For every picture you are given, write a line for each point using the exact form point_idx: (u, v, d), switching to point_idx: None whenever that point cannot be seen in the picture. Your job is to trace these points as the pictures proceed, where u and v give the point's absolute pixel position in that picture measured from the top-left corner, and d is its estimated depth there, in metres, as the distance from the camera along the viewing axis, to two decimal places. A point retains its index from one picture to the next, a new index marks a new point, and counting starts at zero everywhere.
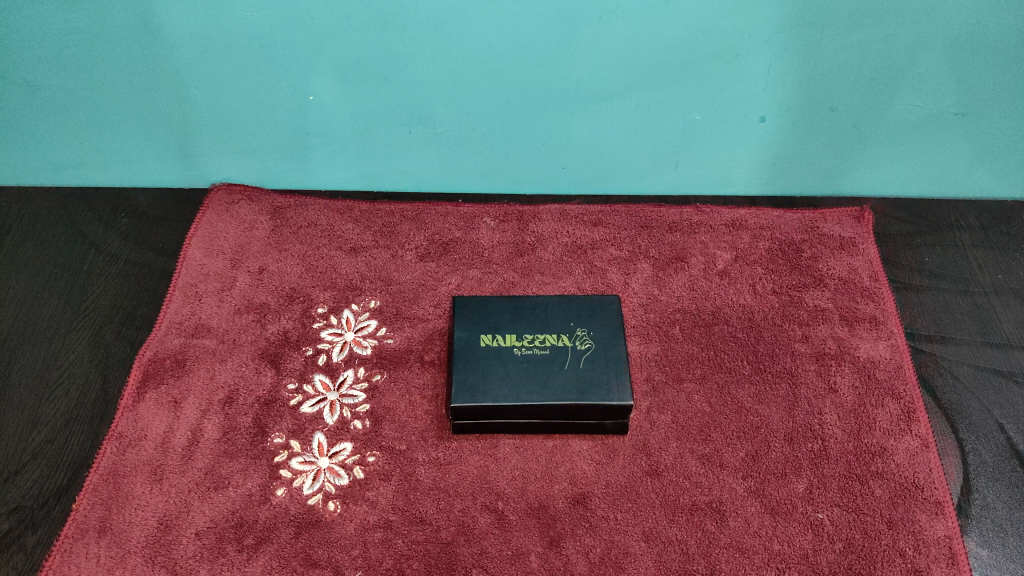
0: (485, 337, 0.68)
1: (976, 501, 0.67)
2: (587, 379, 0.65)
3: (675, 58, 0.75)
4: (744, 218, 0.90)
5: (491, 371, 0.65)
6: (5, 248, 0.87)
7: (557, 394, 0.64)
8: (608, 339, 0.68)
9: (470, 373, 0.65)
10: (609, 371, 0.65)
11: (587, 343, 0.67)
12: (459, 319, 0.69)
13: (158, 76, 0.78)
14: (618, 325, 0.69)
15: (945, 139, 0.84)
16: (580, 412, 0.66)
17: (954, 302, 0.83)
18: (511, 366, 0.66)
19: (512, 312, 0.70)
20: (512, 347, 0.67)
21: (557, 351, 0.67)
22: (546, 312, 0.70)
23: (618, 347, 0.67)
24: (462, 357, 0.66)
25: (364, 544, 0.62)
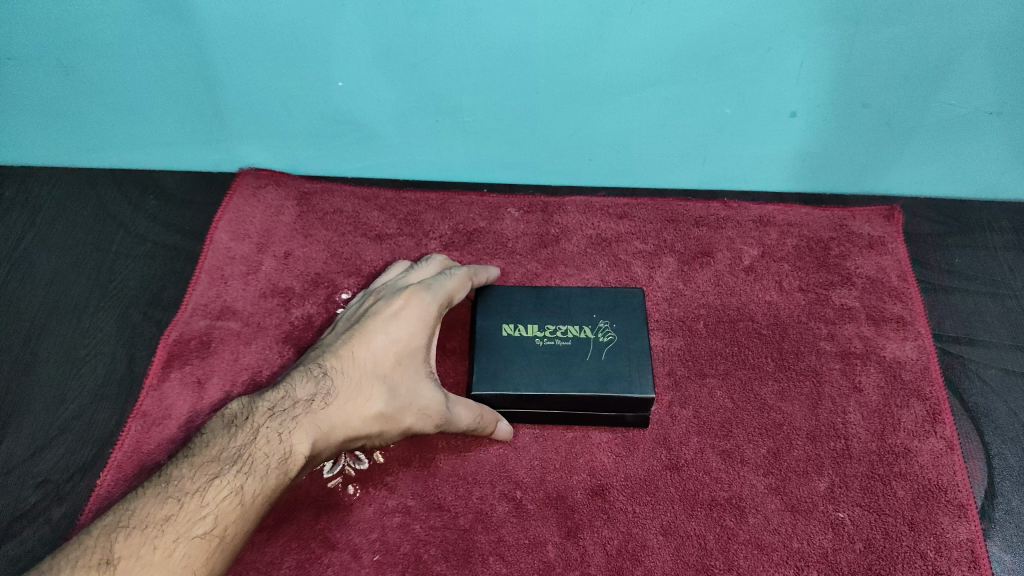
0: (508, 326, 0.68)
1: (1000, 506, 0.67)
2: (608, 370, 0.65)
3: (707, 51, 0.74)
4: (772, 214, 0.88)
5: (514, 360, 0.66)
6: (36, 226, 0.88)
7: (579, 385, 0.64)
8: (631, 332, 0.67)
9: (491, 362, 0.65)
10: (631, 364, 0.65)
11: (610, 335, 0.67)
12: (481, 308, 0.69)
13: (192, 59, 0.78)
14: (642, 318, 0.68)
15: (979, 141, 0.83)
16: (601, 404, 0.66)
17: (983, 304, 0.81)
18: (533, 357, 0.66)
19: (535, 302, 0.70)
20: (534, 338, 0.67)
21: (580, 342, 0.67)
22: (569, 302, 0.70)
23: (641, 340, 0.67)
24: (484, 346, 0.66)
25: (382, 528, 0.63)
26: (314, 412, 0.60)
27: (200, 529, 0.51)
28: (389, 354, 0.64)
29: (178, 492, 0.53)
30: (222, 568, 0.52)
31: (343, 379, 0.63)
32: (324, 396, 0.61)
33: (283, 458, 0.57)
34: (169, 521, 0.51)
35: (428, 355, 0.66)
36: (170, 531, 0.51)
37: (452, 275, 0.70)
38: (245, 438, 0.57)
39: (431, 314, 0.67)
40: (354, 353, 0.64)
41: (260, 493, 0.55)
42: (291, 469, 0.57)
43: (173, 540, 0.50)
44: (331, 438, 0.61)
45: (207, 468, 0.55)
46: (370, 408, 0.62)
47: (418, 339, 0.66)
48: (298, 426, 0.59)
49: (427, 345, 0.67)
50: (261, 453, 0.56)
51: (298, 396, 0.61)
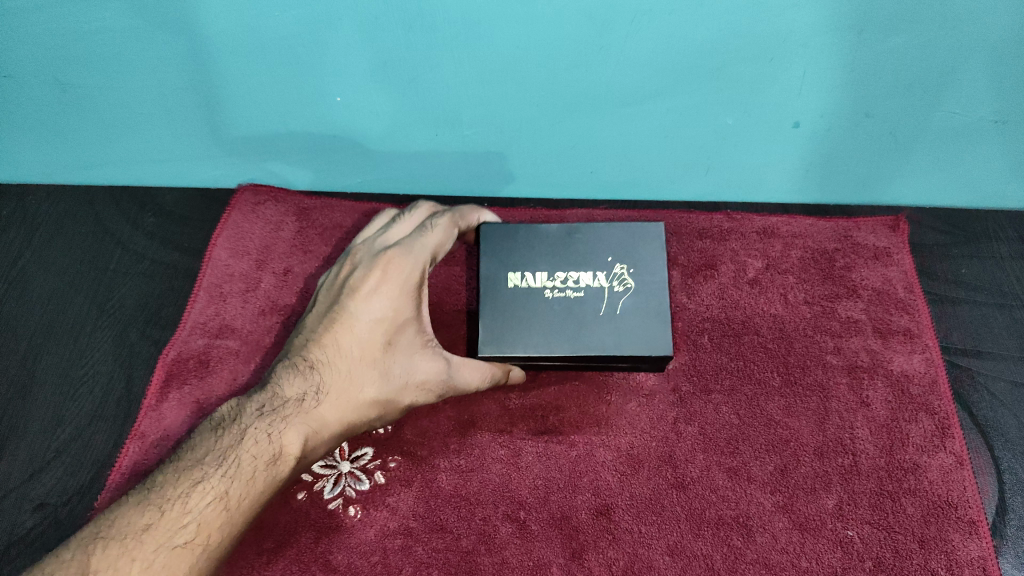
0: (514, 277, 0.68)
1: (1011, 522, 0.68)
2: (622, 327, 0.66)
3: (710, 62, 0.74)
4: (776, 225, 0.85)
5: (521, 317, 0.67)
6: (34, 245, 0.88)
7: (596, 347, 0.66)
8: (650, 280, 0.68)
9: (499, 322, 0.67)
10: (646, 318, 0.66)
11: (624, 285, 0.68)
12: (485, 251, 0.69)
13: (190, 74, 0.77)
14: (660, 263, 0.69)
15: (982, 149, 0.82)
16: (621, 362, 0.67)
17: (991, 316, 0.81)
18: (543, 312, 0.67)
19: (544, 245, 0.70)
20: (543, 290, 0.68)
21: (592, 292, 0.68)
22: (583, 245, 0.70)
23: (657, 289, 0.67)
24: (490, 299, 0.67)
25: (383, 551, 0.63)
26: (305, 411, 0.64)
27: (180, 539, 0.56)
28: (376, 335, 0.67)
29: (160, 500, 0.57)
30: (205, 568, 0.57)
31: (332, 371, 0.66)
32: (314, 392, 0.65)
33: (272, 459, 0.61)
34: (146, 531, 0.56)
35: (420, 322, 0.68)
36: (147, 541, 0.55)
37: (431, 232, 0.71)
38: (233, 439, 0.61)
39: (416, 277, 0.69)
40: (340, 343, 0.67)
41: (245, 497, 0.59)
42: (280, 470, 0.61)
43: (151, 551, 0.55)
44: (327, 432, 0.64)
45: (190, 472, 0.59)
46: (364, 396, 0.66)
47: (404, 313, 0.68)
48: (287, 426, 0.62)
49: (418, 312, 0.68)
50: (248, 455, 0.60)
51: (289, 394, 0.65)
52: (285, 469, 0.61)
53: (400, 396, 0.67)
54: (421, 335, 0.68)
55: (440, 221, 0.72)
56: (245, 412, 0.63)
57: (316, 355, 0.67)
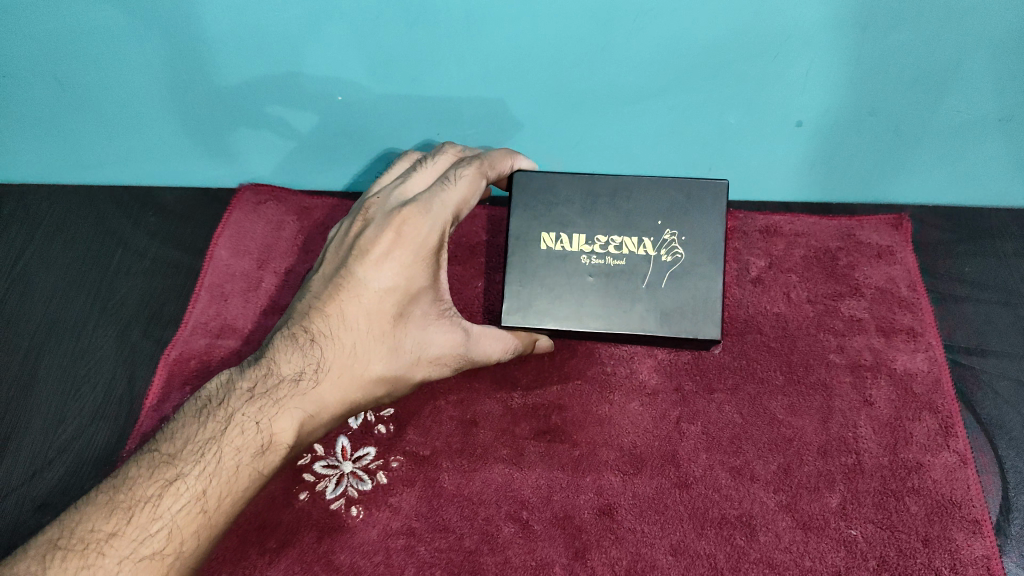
0: (549, 239, 0.67)
1: (1016, 521, 0.67)
2: (662, 304, 0.65)
3: (712, 59, 0.73)
4: (779, 224, 0.85)
5: (551, 284, 0.67)
6: (35, 244, 0.88)
7: (632, 323, 0.65)
8: (701, 252, 0.66)
9: (526, 291, 0.67)
10: (688, 295, 0.65)
11: (672, 255, 0.66)
12: (519, 206, 0.68)
13: (188, 73, 0.77)
14: (715, 229, 0.66)
15: (987, 148, 0.81)
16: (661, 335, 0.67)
17: (994, 314, 0.80)
18: (578, 279, 0.66)
19: (588, 201, 0.67)
20: (580, 255, 0.67)
21: (635, 261, 0.66)
22: (633, 204, 0.67)
23: (704, 261, 0.65)
24: (520, 260, 0.67)
25: (387, 550, 0.63)
26: (302, 393, 0.64)
27: (148, 549, 0.56)
28: (385, 309, 0.65)
29: (130, 503, 0.57)
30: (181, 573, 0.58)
31: (334, 347, 0.65)
32: (314, 370, 0.65)
33: (260, 450, 0.61)
34: (114, 538, 0.56)
35: (433, 292, 0.67)
36: (112, 553, 0.55)
37: (454, 188, 0.66)
38: (217, 429, 0.61)
39: (432, 245, 0.66)
40: (345, 316, 0.66)
41: (223, 496, 0.59)
42: (265, 461, 0.61)
43: (117, 563, 0.55)
44: (327, 410, 0.65)
45: (164, 472, 0.59)
46: (370, 372, 0.66)
47: (417, 282, 0.66)
48: (281, 412, 0.63)
49: (431, 281, 0.66)
50: (230, 449, 0.60)
51: (286, 371, 0.64)
52: (274, 458, 0.61)
53: (409, 372, 0.68)
54: (433, 307, 0.67)
55: (466, 170, 0.67)
56: (242, 393, 0.63)
57: (323, 326, 0.66)
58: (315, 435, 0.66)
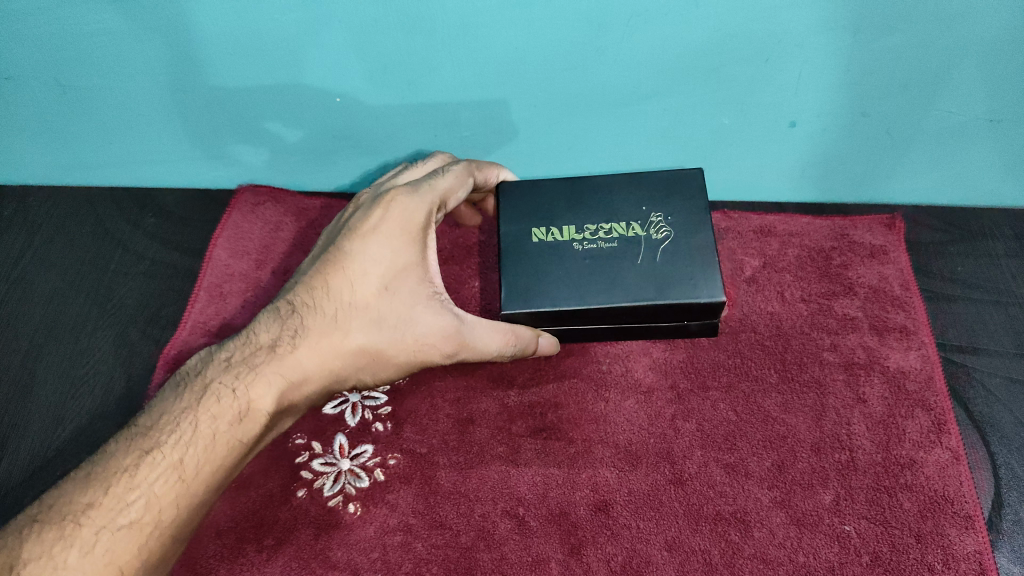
0: (538, 231, 0.71)
1: (1008, 517, 0.68)
2: (660, 275, 0.67)
3: (706, 63, 0.74)
4: (773, 223, 0.87)
5: (548, 270, 0.69)
6: (35, 245, 0.88)
7: (632, 294, 0.67)
8: (686, 227, 0.70)
9: (526, 277, 0.69)
10: (685, 263, 0.68)
11: (661, 233, 0.69)
12: (506, 209, 0.73)
13: (188, 77, 0.78)
14: (695, 206, 0.71)
15: (978, 148, 0.82)
16: (664, 313, 0.68)
17: (987, 312, 0.81)
18: (576, 263, 0.69)
19: (570, 200, 0.73)
20: (572, 242, 0.70)
21: (626, 242, 0.70)
22: (613, 200, 0.72)
23: (693, 232, 0.69)
24: (514, 253, 0.70)
25: (383, 547, 0.63)
26: (279, 359, 0.67)
27: (124, 519, 0.59)
28: (366, 283, 0.69)
29: (108, 474, 0.60)
30: (157, 545, 0.60)
31: (314, 317, 0.69)
32: (293, 338, 0.68)
33: (237, 417, 0.64)
34: (92, 508, 0.59)
35: (415, 272, 0.70)
36: (91, 521, 0.58)
37: (444, 176, 0.72)
38: (196, 396, 0.64)
39: (416, 225, 0.71)
40: (327, 289, 0.70)
41: (200, 465, 0.61)
42: (240, 428, 0.64)
43: (95, 531, 0.58)
44: (303, 380, 0.67)
45: (143, 444, 0.62)
46: (347, 345, 0.69)
47: (399, 260, 0.70)
48: (258, 377, 0.66)
49: (412, 261, 0.71)
50: (207, 416, 0.63)
51: (264, 339, 0.68)
52: (249, 425, 0.64)
53: (387, 350, 0.69)
54: (415, 287, 0.70)
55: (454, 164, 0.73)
56: (225, 359, 0.67)
57: (309, 298, 0.70)
58: (291, 413, 0.68)
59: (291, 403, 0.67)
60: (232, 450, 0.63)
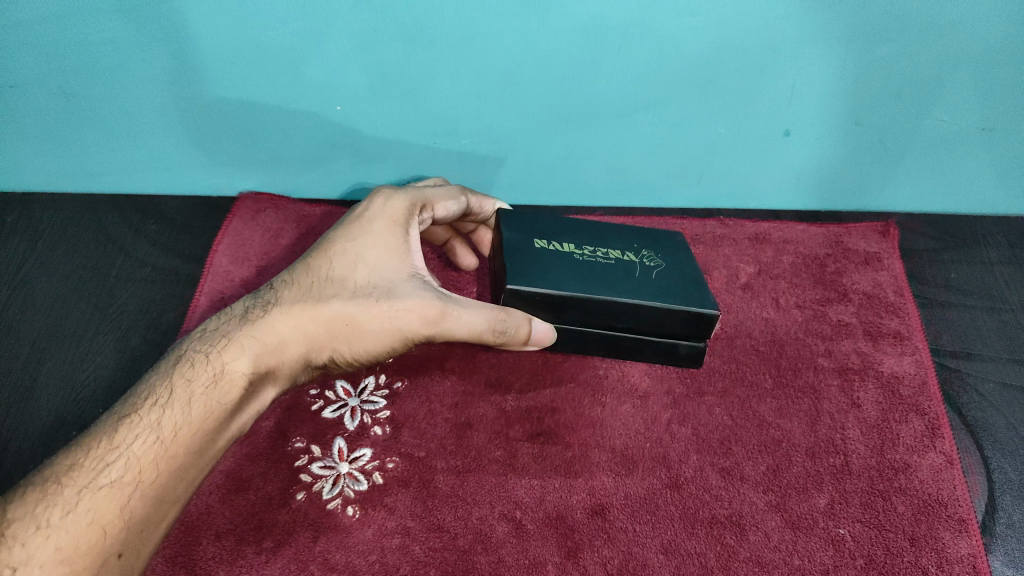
0: (541, 240, 0.73)
1: (1001, 520, 0.67)
2: (661, 287, 0.70)
3: (701, 74, 0.75)
4: (768, 231, 0.89)
5: (552, 266, 0.69)
6: (37, 252, 0.88)
7: (634, 293, 0.68)
8: (680, 262, 0.74)
9: (535, 268, 0.69)
10: (683, 284, 0.71)
11: (656, 262, 0.73)
12: (508, 222, 0.75)
13: (192, 87, 0.79)
14: (685, 253, 0.76)
15: (971, 157, 0.83)
16: (665, 321, 0.69)
17: (980, 319, 0.82)
18: (580, 266, 0.70)
19: (565, 228, 0.76)
20: (574, 253, 0.72)
21: (624, 262, 0.72)
22: (607, 236, 0.76)
23: (687, 263, 0.73)
24: (518, 247, 0.71)
25: (382, 549, 0.62)
26: (251, 323, 0.66)
27: (104, 479, 0.55)
28: (346, 261, 0.70)
29: (85, 440, 0.57)
30: (138, 510, 0.56)
31: (290, 290, 0.68)
32: (268, 306, 0.67)
33: (212, 378, 0.62)
34: (71, 471, 0.55)
35: (394, 255, 0.71)
36: (69, 483, 0.55)
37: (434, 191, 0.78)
38: (170, 365, 0.63)
39: (398, 215, 0.73)
40: (305, 268, 0.70)
41: (178, 427, 0.59)
42: (214, 389, 0.62)
43: (73, 494, 0.54)
44: (276, 346, 0.65)
45: (121, 414, 0.59)
46: (321, 311, 0.67)
47: (379, 241, 0.71)
48: (231, 341, 0.64)
49: (392, 243, 0.71)
50: (182, 381, 0.61)
51: (238, 311, 0.67)
52: (225, 386, 0.62)
53: (363, 318, 0.67)
54: (393, 266, 0.70)
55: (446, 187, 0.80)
56: (209, 325, 0.66)
57: (297, 274, 0.70)
58: (263, 384, 0.65)
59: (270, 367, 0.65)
60: (209, 413, 0.60)
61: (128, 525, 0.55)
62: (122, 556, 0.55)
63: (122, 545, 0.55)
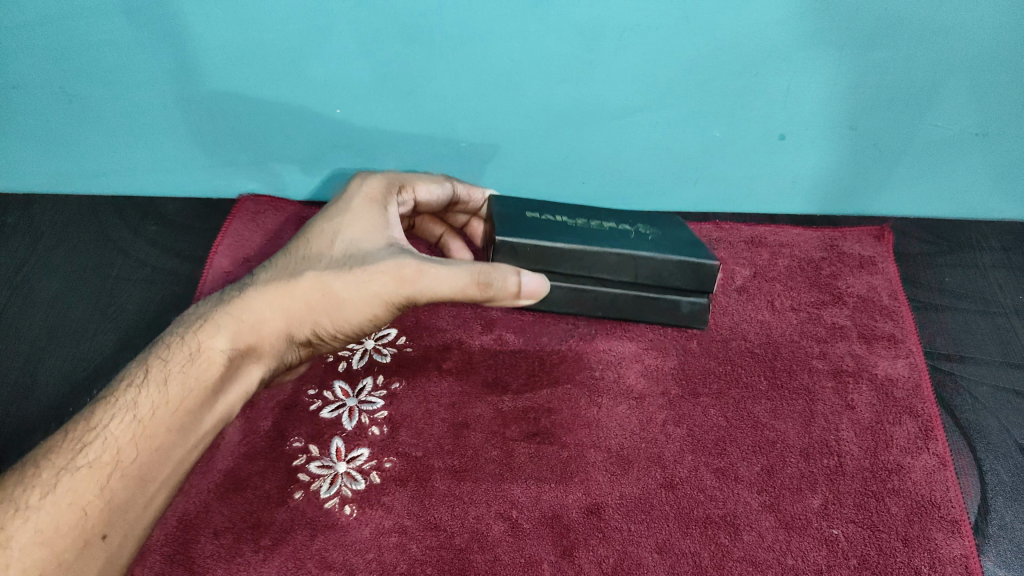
0: (534, 207, 0.77)
1: (993, 521, 0.67)
2: (656, 244, 0.75)
3: (697, 76, 0.76)
4: (764, 235, 0.90)
5: (551, 225, 0.74)
6: (37, 253, 0.89)
7: (632, 248, 0.73)
8: (668, 229, 0.79)
9: (537, 226, 0.73)
10: (674, 243, 0.76)
11: (646, 227, 0.78)
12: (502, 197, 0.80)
13: (193, 88, 0.79)
14: (674, 222, 0.80)
15: (964, 162, 0.84)
16: (668, 275, 0.74)
17: (973, 322, 0.82)
18: (576, 227, 0.75)
19: (556, 203, 0.81)
20: (568, 218, 0.77)
21: (616, 226, 0.77)
22: (595, 210, 0.81)
23: (677, 229, 0.78)
24: (514, 213, 0.76)
25: (379, 548, 0.63)
26: (228, 304, 0.67)
27: (84, 459, 0.57)
28: (322, 238, 0.70)
29: (67, 425, 0.59)
30: (121, 488, 0.57)
31: (268, 271, 0.69)
32: (245, 288, 0.68)
33: (188, 357, 0.63)
34: (52, 453, 0.57)
35: (371, 225, 0.71)
36: (50, 464, 0.56)
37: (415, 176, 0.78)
38: (149, 350, 0.64)
39: (374, 192, 0.73)
40: (285, 252, 0.71)
41: (155, 406, 0.60)
42: (190, 368, 0.63)
43: (53, 474, 0.55)
44: (252, 321, 0.66)
45: (101, 397, 0.61)
46: (295, 284, 0.67)
47: (355, 215, 0.71)
48: (207, 321, 0.65)
49: (368, 216, 0.71)
50: (159, 362, 0.63)
51: (219, 296, 0.69)
52: (201, 364, 0.63)
53: (337, 287, 0.67)
54: (369, 236, 0.70)
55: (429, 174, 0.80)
56: (190, 312, 0.68)
57: (276, 258, 0.71)
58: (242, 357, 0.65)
59: (248, 343, 0.66)
60: (186, 391, 0.62)
61: (112, 504, 0.56)
62: (107, 536, 0.56)
63: (106, 524, 0.56)
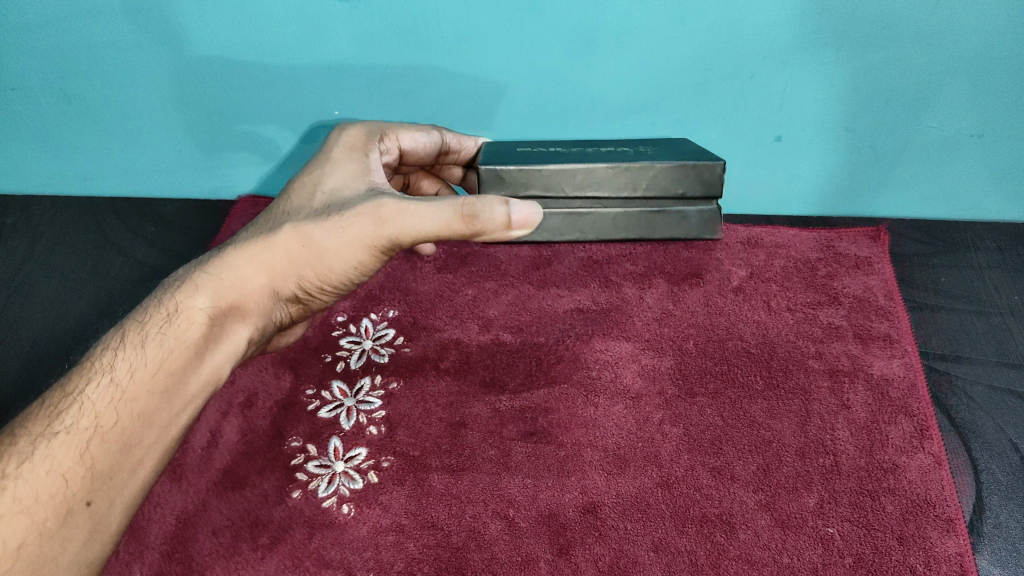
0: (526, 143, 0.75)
1: (989, 520, 0.67)
2: (655, 155, 0.71)
3: (693, 78, 0.76)
4: (760, 236, 0.90)
5: (542, 155, 0.71)
6: (38, 255, 0.89)
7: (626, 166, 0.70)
8: (669, 145, 0.75)
9: (526, 159, 0.70)
10: (675, 152, 0.72)
11: (647, 144, 0.74)
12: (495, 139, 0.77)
13: (192, 91, 0.80)
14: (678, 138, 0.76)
15: (961, 164, 0.84)
16: (673, 182, 0.70)
17: (968, 322, 0.83)
18: (571, 154, 0.72)
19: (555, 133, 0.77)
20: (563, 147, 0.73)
21: (615, 145, 0.73)
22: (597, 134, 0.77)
23: (680, 142, 0.74)
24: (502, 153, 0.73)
25: (376, 546, 0.63)
26: (208, 267, 0.65)
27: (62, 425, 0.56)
28: (302, 191, 0.67)
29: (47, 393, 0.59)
30: (104, 453, 0.57)
31: (250, 231, 0.66)
32: (225, 249, 0.66)
33: (166, 320, 0.62)
34: (30, 422, 0.57)
35: (352, 170, 0.66)
36: (27, 432, 0.56)
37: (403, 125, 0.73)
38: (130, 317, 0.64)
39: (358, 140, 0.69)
40: (268, 209, 0.68)
41: (134, 369, 0.60)
42: (168, 331, 0.62)
43: (31, 442, 0.55)
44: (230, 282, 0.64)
45: (80, 367, 0.61)
46: (271, 238, 0.64)
47: (335, 163, 0.67)
48: (185, 284, 0.64)
49: (349, 163, 0.67)
50: (136, 328, 0.62)
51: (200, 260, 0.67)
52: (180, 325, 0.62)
53: (314, 235, 0.63)
54: (349, 182, 0.65)
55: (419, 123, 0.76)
56: (174, 277, 0.66)
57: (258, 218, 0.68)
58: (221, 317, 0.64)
59: (229, 301, 0.64)
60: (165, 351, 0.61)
61: (95, 471, 0.56)
62: (92, 503, 0.56)
63: (90, 491, 0.56)
